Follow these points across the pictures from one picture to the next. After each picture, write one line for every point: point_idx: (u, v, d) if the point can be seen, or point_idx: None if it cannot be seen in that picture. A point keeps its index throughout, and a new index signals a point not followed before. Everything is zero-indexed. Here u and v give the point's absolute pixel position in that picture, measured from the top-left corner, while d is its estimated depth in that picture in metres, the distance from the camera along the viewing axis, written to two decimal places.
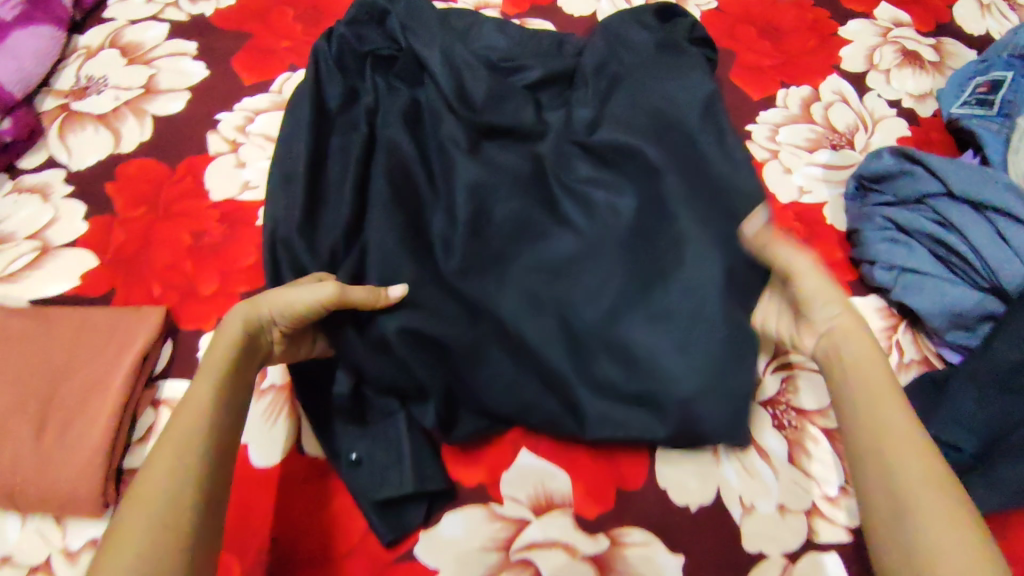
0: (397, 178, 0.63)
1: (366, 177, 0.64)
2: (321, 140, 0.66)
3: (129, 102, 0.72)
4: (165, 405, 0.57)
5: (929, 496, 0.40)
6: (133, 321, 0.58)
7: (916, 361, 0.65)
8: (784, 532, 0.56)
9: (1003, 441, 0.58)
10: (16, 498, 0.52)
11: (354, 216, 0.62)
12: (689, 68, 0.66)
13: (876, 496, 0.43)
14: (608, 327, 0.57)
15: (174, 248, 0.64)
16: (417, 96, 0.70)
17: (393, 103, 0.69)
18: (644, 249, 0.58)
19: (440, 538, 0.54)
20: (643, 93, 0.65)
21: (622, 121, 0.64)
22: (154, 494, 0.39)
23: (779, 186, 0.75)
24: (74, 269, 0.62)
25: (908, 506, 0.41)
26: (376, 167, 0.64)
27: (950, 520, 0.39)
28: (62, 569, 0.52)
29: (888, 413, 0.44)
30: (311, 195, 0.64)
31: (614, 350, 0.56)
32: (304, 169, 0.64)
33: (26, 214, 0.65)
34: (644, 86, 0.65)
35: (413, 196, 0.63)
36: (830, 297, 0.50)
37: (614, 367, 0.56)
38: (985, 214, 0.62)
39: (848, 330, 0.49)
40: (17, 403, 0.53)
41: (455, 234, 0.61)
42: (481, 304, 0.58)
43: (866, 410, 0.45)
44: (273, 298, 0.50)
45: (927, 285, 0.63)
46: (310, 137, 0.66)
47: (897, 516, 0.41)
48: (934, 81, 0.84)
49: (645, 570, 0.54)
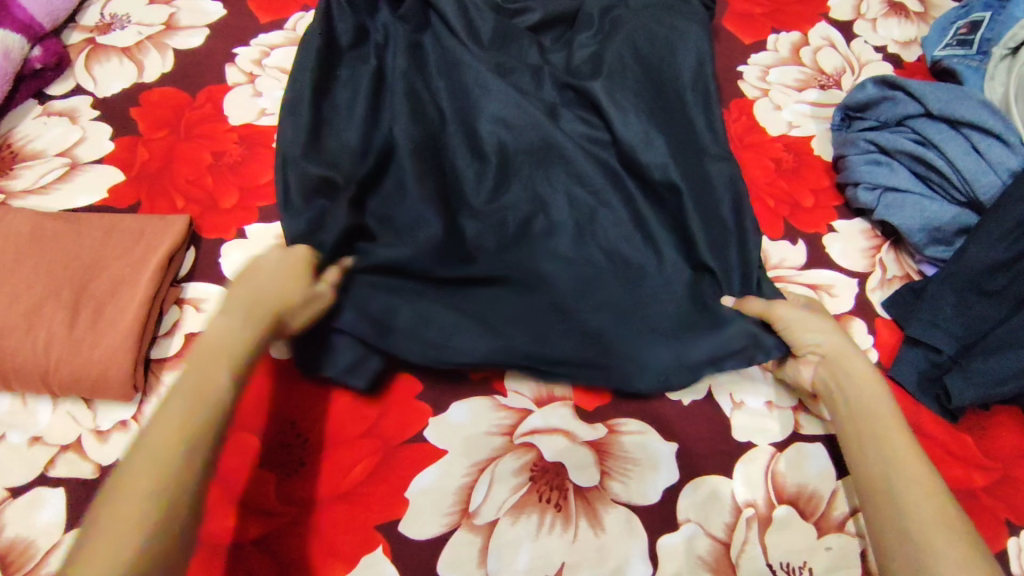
0: (411, 109, 0.66)
1: (375, 106, 0.67)
2: (328, 69, 0.69)
3: (151, 37, 0.76)
4: (190, 304, 0.61)
5: (932, 521, 0.45)
6: (158, 225, 0.61)
7: (899, 277, 0.68)
8: (772, 425, 0.59)
9: (979, 340, 0.61)
10: (50, 380, 0.55)
11: (360, 146, 0.64)
12: (686, 19, 0.71)
13: (885, 531, 0.47)
14: (605, 236, 0.63)
15: (197, 166, 0.68)
16: (421, 40, 0.71)
17: (398, 41, 0.70)
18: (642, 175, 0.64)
19: (448, 424, 0.57)
20: (644, 39, 0.69)
21: (624, 69, 0.69)
22: (145, 465, 0.40)
23: (768, 120, 0.78)
24: (104, 183, 0.67)
25: (915, 530, 0.45)
26: (394, 100, 0.66)
27: (952, 542, 0.44)
28: (92, 446, 0.55)
29: (894, 454, 0.49)
30: (315, 122, 0.66)
31: (613, 253, 0.62)
32: (309, 94, 0.66)
33: (55, 134, 0.69)
34: (645, 32, 0.70)
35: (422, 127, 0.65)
36: (838, 349, 0.56)
37: (619, 265, 0.61)
38: (960, 130, 0.67)
39: (855, 377, 0.54)
40: (51, 293, 0.57)
41: (473, 159, 0.65)
42: (487, 210, 0.63)
43: (876, 454, 0.50)
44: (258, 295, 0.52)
45: (909, 202, 0.67)
46: (317, 69, 0.68)
47: (903, 540, 0.45)
48: (919, 29, 0.86)
49: (640, 454, 0.57)
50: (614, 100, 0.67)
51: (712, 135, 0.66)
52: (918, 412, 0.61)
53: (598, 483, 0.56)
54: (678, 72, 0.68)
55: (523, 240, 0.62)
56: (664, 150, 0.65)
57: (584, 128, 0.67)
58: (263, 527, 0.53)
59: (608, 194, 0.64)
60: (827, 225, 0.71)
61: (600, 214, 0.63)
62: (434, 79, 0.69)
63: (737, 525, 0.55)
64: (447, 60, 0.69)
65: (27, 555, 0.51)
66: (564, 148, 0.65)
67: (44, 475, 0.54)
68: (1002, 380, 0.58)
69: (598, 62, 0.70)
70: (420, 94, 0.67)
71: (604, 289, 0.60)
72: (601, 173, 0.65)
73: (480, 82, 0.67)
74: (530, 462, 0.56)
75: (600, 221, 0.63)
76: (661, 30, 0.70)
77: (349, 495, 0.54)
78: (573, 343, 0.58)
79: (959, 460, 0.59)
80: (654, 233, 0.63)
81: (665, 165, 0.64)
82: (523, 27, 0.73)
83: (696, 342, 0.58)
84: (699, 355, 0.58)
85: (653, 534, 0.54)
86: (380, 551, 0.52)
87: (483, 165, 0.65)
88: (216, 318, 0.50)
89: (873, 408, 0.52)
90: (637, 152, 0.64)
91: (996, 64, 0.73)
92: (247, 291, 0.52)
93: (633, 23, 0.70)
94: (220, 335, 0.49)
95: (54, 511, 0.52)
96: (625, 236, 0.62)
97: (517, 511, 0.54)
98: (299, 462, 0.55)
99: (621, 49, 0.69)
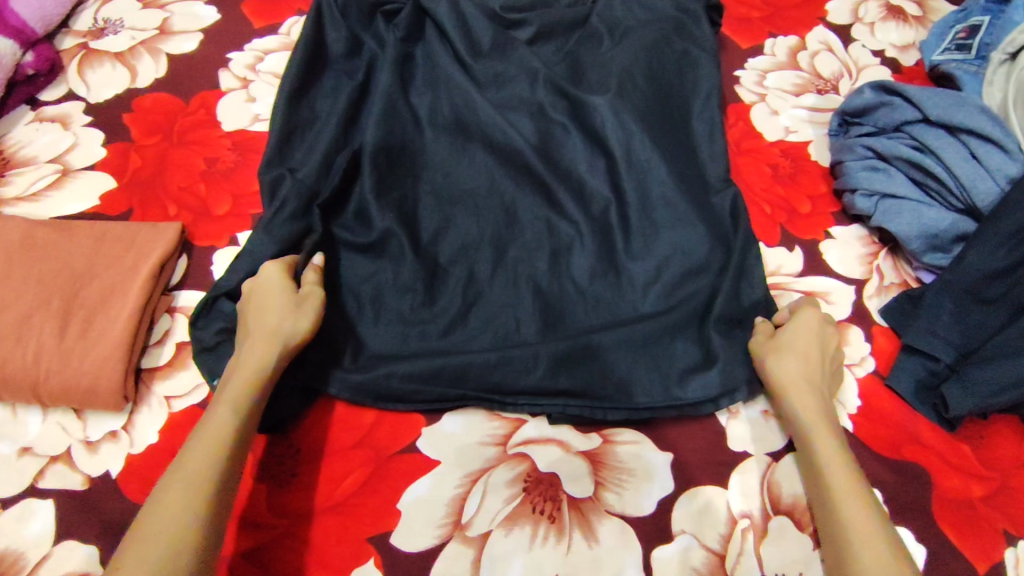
0: (395, 124, 0.66)
1: (357, 117, 0.68)
2: (312, 80, 0.69)
3: (144, 42, 0.75)
4: (182, 312, 0.61)
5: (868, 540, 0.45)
6: (151, 233, 0.61)
7: (896, 284, 0.68)
8: (768, 434, 0.59)
9: (980, 350, 0.61)
10: (38, 390, 0.55)
11: (321, 165, 0.64)
12: (690, 41, 0.72)
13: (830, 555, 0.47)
14: (581, 262, 0.62)
15: (189, 172, 0.68)
16: (412, 51, 0.72)
17: (386, 55, 0.70)
18: (644, 191, 0.64)
19: (441, 434, 0.57)
20: (656, 60, 0.69)
21: (626, 88, 0.68)
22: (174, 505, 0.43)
23: (764, 125, 0.77)
24: (96, 189, 0.66)
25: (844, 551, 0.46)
26: (375, 109, 0.66)
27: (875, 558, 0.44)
28: (82, 457, 0.55)
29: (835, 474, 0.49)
30: (284, 136, 0.66)
31: (591, 273, 0.62)
32: (284, 108, 0.67)
33: (47, 140, 0.69)
34: (654, 51, 0.70)
35: (408, 148, 0.66)
36: (793, 378, 0.54)
37: (620, 293, 0.61)
38: (958, 136, 0.67)
39: (801, 394, 0.53)
40: (41, 301, 0.56)
41: (462, 179, 0.65)
42: (489, 238, 0.63)
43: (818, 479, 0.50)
44: (291, 320, 0.53)
45: (906, 209, 0.67)
46: (297, 80, 0.68)
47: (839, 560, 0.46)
48: (918, 34, 0.85)
49: (635, 465, 0.56)
50: (615, 115, 0.65)
51: (709, 158, 0.67)
52: (914, 422, 0.61)
53: (592, 494, 0.55)
54: (688, 98, 0.69)
55: (503, 258, 0.62)
56: (665, 179, 0.64)
57: (578, 150, 0.66)
58: (254, 538, 0.52)
59: (612, 209, 0.63)
60: (824, 232, 0.71)
61: (575, 244, 0.63)
62: (419, 95, 0.70)
63: (732, 536, 0.54)
64: (435, 76, 0.70)
65: (16, 568, 0.50)
66: (550, 180, 0.64)
67: (33, 486, 0.53)
68: (1000, 390, 0.58)
69: (604, 73, 0.69)
70: (399, 111, 0.67)
71: (572, 313, 0.60)
72: (594, 189, 0.64)
73: (474, 105, 0.67)
74: (524, 473, 0.56)
75: (573, 253, 0.63)
76: (669, 55, 0.70)
77: (340, 506, 0.54)
78: (538, 374, 0.57)
79: (956, 470, 0.58)
80: (635, 265, 0.61)
81: (651, 194, 0.64)
82: (521, 38, 0.73)
83: (706, 373, 0.57)
84: (709, 391, 0.57)
85: (647, 545, 0.53)
86: (371, 564, 0.52)
87: (471, 187, 0.65)
88: (240, 348, 0.52)
89: (822, 455, 0.50)
90: (623, 185, 0.64)
91: (995, 68, 0.72)
92: (251, 323, 0.54)
93: (641, 37, 0.70)
94: (225, 397, 0.49)
95: (43, 522, 0.52)
96: (590, 269, 0.62)
97: (510, 523, 0.53)
98: (290, 472, 0.55)
99: (630, 65, 0.68)
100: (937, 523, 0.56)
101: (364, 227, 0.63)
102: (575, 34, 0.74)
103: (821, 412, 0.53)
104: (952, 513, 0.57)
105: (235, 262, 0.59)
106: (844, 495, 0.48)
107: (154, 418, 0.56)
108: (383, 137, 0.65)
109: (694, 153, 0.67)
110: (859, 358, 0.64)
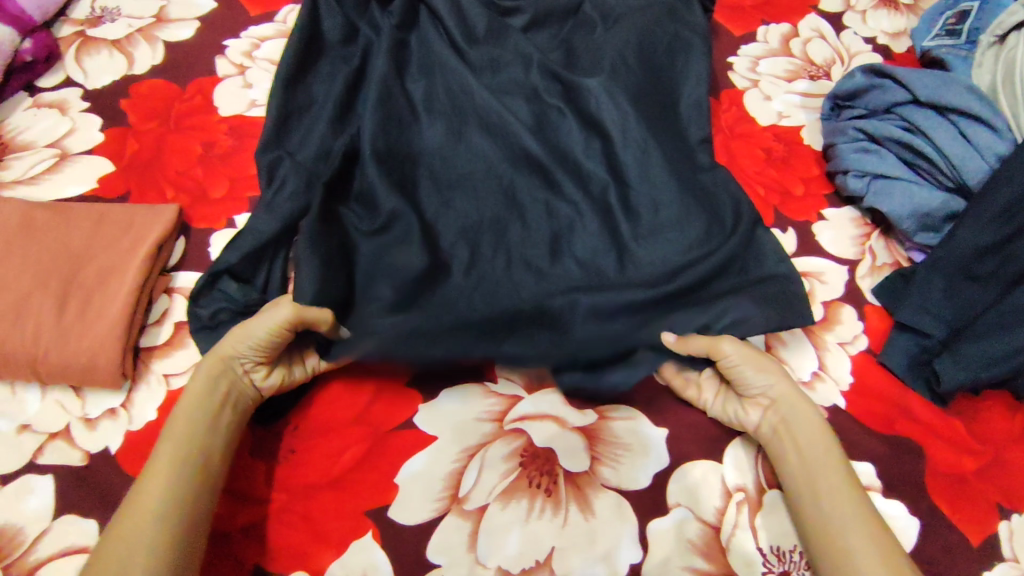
0: (391, 106, 0.67)
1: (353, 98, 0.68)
2: (309, 66, 0.70)
3: (141, 29, 0.76)
4: (180, 293, 0.62)
5: (865, 537, 0.48)
6: (148, 214, 0.61)
7: (889, 264, 0.68)
8: None
9: (973, 326, 0.61)
10: (36, 367, 0.55)
11: (321, 148, 0.65)
12: (681, 25, 0.72)
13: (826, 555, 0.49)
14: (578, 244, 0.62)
15: (187, 156, 0.68)
16: (408, 39, 0.72)
17: (381, 42, 0.70)
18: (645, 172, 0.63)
19: (438, 411, 0.57)
20: (648, 41, 0.70)
21: (616, 71, 0.68)
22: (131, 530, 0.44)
23: (757, 110, 0.78)
24: (94, 173, 0.67)
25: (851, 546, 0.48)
26: (371, 94, 0.67)
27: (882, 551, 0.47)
28: (81, 433, 0.55)
29: (831, 472, 0.52)
30: (282, 119, 0.67)
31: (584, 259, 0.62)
32: (280, 92, 0.67)
33: (45, 124, 0.69)
34: (647, 32, 0.70)
35: (398, 132, 0.66)
36: (783, 389, 0.56)
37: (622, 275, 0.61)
38: (948, 117, 0.68)
39: (798, 410, 0.55)
40: (40, 280, 0.57)
41: (455, 164, 0.65)
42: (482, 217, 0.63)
43: (814, 473, 0.52)
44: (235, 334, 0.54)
45: (898, 189, 0.67)
46: (294, 66, 0.69)
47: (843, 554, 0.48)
48: (909, 21, 0.86)
49: (631, 440, 0.57)
50: (610, 96, 0.66)
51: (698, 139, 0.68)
52: (907, 399, 0.61)
53: (588, 469, 0.56)
54: (677, 81, 0.70)
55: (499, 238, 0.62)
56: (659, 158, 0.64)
57: (573, 133, 0.66)
58: (252, 513, 0.53)
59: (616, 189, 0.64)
60: (816, 213, 0.71)
61: (576, 226, 0.63)
62: (415, 82, 0.70)
63: (727, 508, 0.55)
64: (431, 60, 0.70)
65: (15, 543, 0.50)
66: (548, 163, 0.64)
67: (32, 463, 0.53)
68: (992, 364, 0.58)
69: (597, 58, 0.70)
70: (395, 97, 0.67)
71: None
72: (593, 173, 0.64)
73: (470, 89, 0.67)
74: (520, 448, 0.56)
75: (574, 232, 0.63)
76: (661, 40, 0.71)
77: (337, 482, 0.54)
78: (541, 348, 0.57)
79: (949, 445, 0.59)
80: (638, 245, 0.61)
81: (655, 180, 0.63)
82: (515, 26, 0.73)
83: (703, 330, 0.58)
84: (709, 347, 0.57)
85: (643, 518, 0.54)
86: (370, 538, 0.52)
87: (463, 166, 0.65)
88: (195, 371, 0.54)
89: (813, 457, 0.53)
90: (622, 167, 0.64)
91: (984, 51, 0.73)
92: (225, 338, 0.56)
93: (633, 22, 0.71)
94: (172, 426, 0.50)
95: (43, 498, 0.52)
96: (593, 247, 0.62)
97: (507, 497, 0.54)
98: (287, 449, 0.56)
99: (623, 48, 0.69)
100: (929, 496, 0.57)
101: (365, 212, 0.63)
102: (570, 22, 0.74)
103: (814, 418, 0.55)
104: (946, 486, 0.57)
105: (234, 239, 0.60)
106: (840, 494, 0.50)
107: (153, 396, 0.57)
108: (379, 119, 0.65)
109: (681, 134, 0.68)
110: (852, 336, 0.64)
